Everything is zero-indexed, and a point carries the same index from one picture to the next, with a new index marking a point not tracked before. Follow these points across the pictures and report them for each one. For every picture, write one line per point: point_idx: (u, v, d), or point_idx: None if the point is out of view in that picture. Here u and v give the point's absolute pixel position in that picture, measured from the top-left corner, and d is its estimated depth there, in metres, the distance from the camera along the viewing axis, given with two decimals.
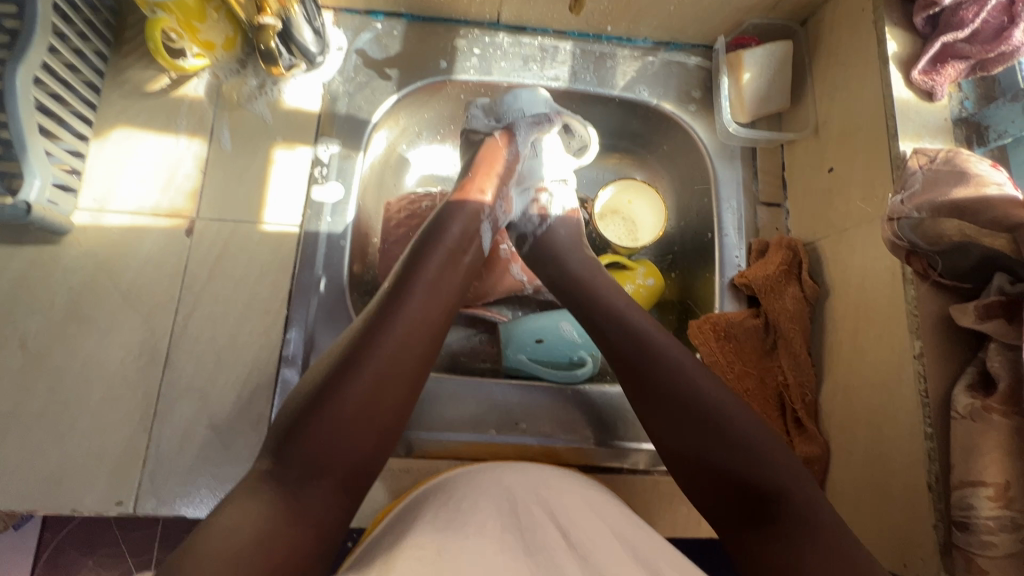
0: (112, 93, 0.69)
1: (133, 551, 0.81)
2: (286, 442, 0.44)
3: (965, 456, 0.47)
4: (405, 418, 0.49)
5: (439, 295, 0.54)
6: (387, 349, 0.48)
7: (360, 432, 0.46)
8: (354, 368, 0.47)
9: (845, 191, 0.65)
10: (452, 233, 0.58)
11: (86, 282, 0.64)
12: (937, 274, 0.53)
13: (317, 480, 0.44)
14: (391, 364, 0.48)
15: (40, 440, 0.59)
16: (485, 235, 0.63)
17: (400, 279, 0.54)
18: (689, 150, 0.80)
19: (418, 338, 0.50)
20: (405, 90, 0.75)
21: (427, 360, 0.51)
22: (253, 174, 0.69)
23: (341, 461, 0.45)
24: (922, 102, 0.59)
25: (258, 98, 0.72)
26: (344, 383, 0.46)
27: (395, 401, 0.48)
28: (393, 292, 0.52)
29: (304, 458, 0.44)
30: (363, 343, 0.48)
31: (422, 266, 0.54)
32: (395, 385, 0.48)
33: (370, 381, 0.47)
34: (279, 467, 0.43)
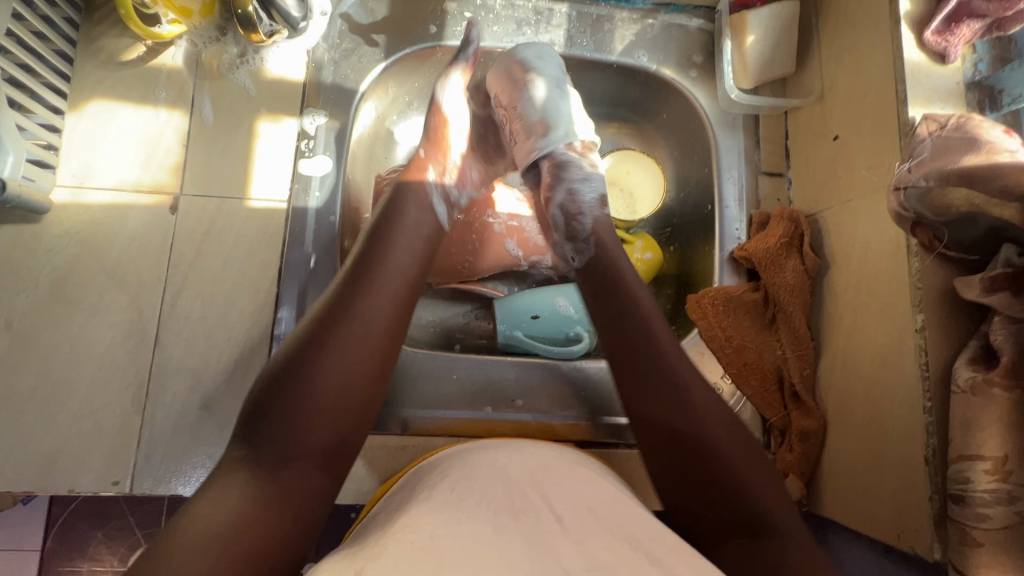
0: (87, 64, 0.66)
1: (142, 523, 0.82)
2: (254, 430, 0.44)
3: (964, 430, 0.47)
4: (376, 397, 0.49)
5: (404, 271, 0.52)
6: (355, 327, 0.47)
7: (329, 415, 0.45)
8: (321, 348, 0.46)
9: (850, 160, 0.62)
10: (414, 212, 0.56)
11: (69, 262, 0.62)
12: (943, 246, 0.51)
13: (290, 466, 0.44)
14: (358, 345, 0.47)
15: (32, 422, 0.59)
16: (439, 208, 0.59)
17: (363, 253, 0.52)
18: (689, 118, 0.77)
19: (383, 317, 0.49)
20: (394, 57, 0.72)
21: (393, 339, 0.50)
22: (237, 148, 0.67)
23: (314, 443, 0.45)
24: (935, 65, 0.56)
25: (239, 67, 0.68)
26: (311, 366, 0.45)
27: (364, 381, 0.47)
28: (355, 274, 0.50)
29: (279, 435, 0.44)
30: (330, 318, 0.47)
31: (387, 243, 0.52)
32: (364, 365, 0.47)
33: (338, 362, 0.46)
34: (251, 452, 0.43)
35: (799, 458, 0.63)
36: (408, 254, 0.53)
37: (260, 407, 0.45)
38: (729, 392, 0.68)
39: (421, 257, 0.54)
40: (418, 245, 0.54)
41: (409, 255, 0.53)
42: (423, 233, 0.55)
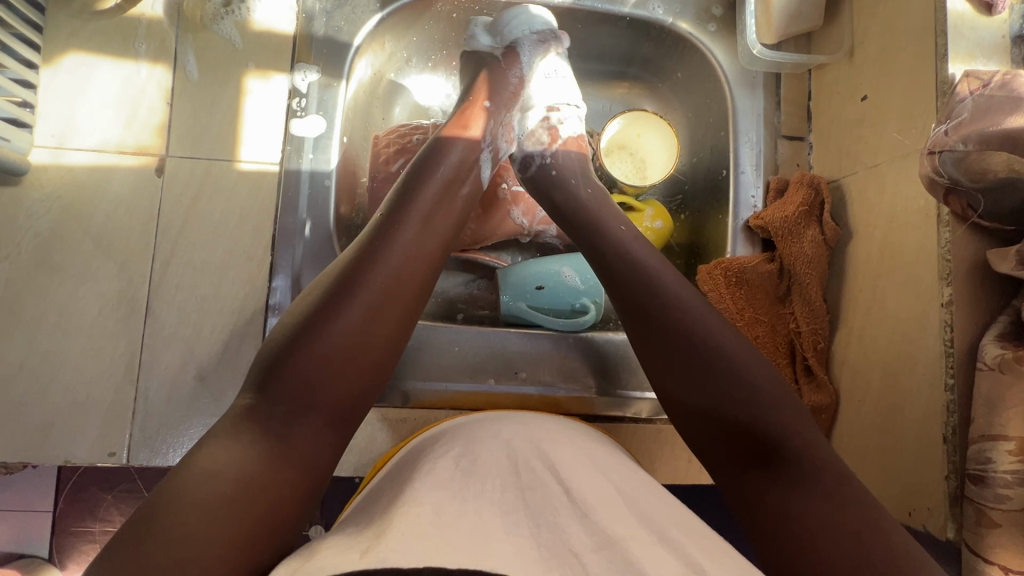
0: (60, 13, 0.62)
1: (150, 484, 0.81)
2: (268, 383, 0.42)
3: (987, 409, 0.45)
4: (396, 356, 0.47)
5: (433, 225, 0.50)
6: (382, 278, 0.45)
7: (353, 372, 0.44)
8: (347, 296, 0.44)
9: (879, 122, 0.58)
10: (448, 164, 0.54)
11: (53, 227, 0.59)
12: (977, 216, 0.48)
13: (305, 418, 0.42)
14: (383, 299, 0.45)
15: (24, 394, 0.57)
16: (484, 166, 0.59)
17: (391, 208, 0.50)
18: (706, 77, 0.72)
19: (411, 272, 0.47)
20: (391, 7, 0.68)
21: (422, 297, 0.48)
22: (225, 107, 0.63)
23: (330, 399, 0.43)
24: (979, 16, 0.51)
25: (224, 18, 0.64)
26: (332, 318, 0.43)
27: (388, 337, 0.46)
28: (383, 226, 0.48)
29: (292, 393, 0.42)
30: (355, 273, 0.45)
31: (415, 197, 0.50)
32: (389, 322, 0.46)
33: (361, 316, 0.44)
34: (264, 407, 0.42)
35: None
36: (434, 217, 0.51)
37: (274, 360, 0.43)
38: None
39: (448, 222, 0.52)
40: (450, 203, 0.53)
41: (437, 218, 0.51)
42: (452, 196, 0.53)
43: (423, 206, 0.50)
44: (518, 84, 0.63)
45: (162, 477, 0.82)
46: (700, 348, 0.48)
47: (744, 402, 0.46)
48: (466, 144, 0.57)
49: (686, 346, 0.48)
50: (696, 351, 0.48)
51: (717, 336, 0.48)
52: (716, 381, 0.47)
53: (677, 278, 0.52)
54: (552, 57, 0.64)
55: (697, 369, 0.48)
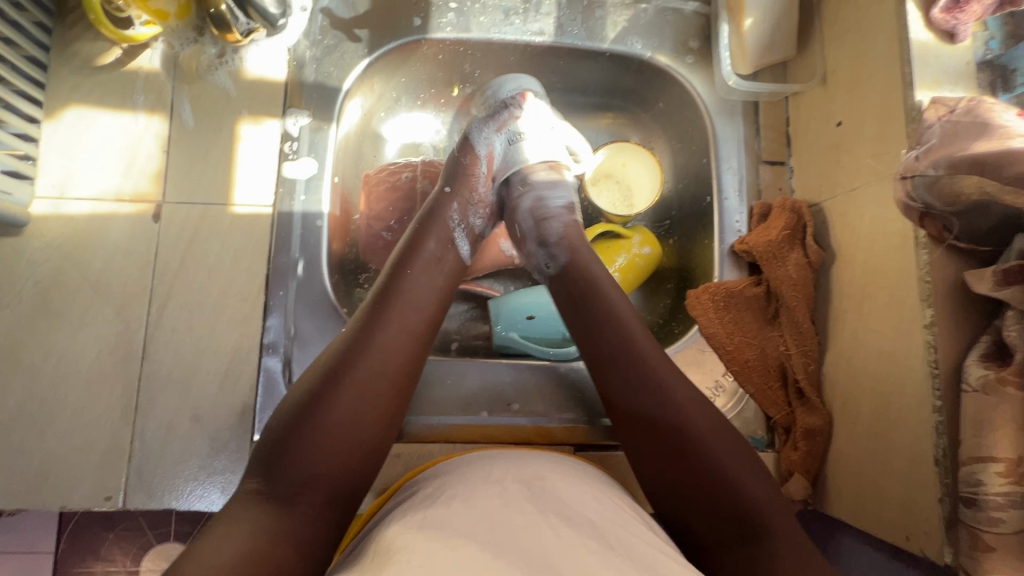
0: (62, 69, 0.64)
1: (152, 523, 0.81)
2: (271, 461, 0.44)
3: (975, 431, 0.45)
4: (385, 439, 0.49)
5: (422, 305, 0.53)
6: (371, 365, 0.48)
7: (346, 448, 0.46)
8: (341, 380, 0.47)
9: (853, 147, 0.60)
10: (430, 249, 0.57)
11: (53, 275, 0.61)
12: (953, 238, 0.49)
13: (303, 499, 0.44)
14: (373, 384, 0.48)
15: (22, 441, 0.58)
16: (462, 244, 0.61)
17: (382, 286, 0.53)
18: (687, 107, 0.74)
19: (400, 352, 0.50)
20: (378, 52, 0.69)
21: (410, 372, 0.50)
22: (219, 153, 0.65)
23: (326, 484, 0.45)
24: (942, 45, 0.53)
25: (218, 69, 0.66)
26: (324, 406, 0.46)
27: (378, 421, 0.48)
28: (377, 306, 0.51)
29: (291, 475, 0.44)
30: (350, 354, 0.48)
31: (405, 276, 0.54)
32: (382, 401, 0.48)
33: (354, 398, 0.47)
34: (265, 486, 0.44)
35: (804, 457, 0.61)
36: (424, 292, 0.53)
37: (272, 447, 0.45)
38: (731, 391, 0.66)
39: (437, 295, 0.55)
40: (439, 281, 0.55)
41: (428, 294, 0.54)
42: (442, 267, 0.56)
43: (412, 283, 0.53)
44: (487, 162, 0.65)
45: (164, 516, 0.82)
46: (665, 413, 0.51)
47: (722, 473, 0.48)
48: (447, 222, 0.60)
49: (656, 413, 0.51)
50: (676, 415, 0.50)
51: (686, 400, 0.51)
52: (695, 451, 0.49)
53: (652, 348, 0.54)
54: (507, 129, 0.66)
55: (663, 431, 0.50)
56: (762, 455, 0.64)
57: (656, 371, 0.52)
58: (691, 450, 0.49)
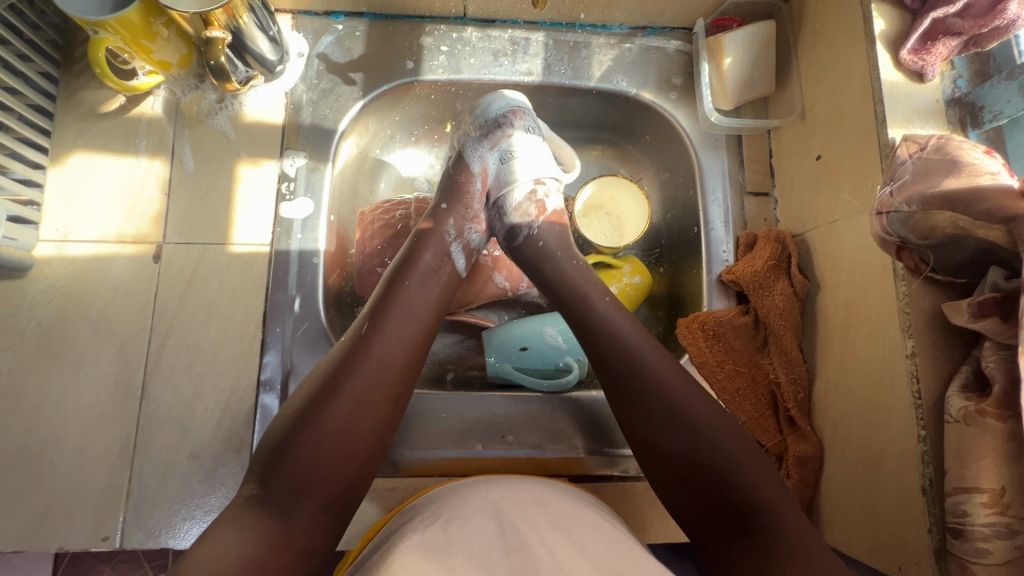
0: (67, 117, 0.67)
1: (149, 557, 0.80)
2: (269, 468, 0.45)
3: (958, 461, 0.46)
4: (383, 444, 0.49)
5: (419, 309, 0.54)
6: (367, 369, 0.48)
7: (343, 454, 0.46)
8: (338, 387, 0.47)
9: (833, 181, 0.62)
10: (428, 257, 0.57)
11: (55, 316, 0.62)
12: (929, 269, 0.51)
13: (302, 504, 0.44)
14: (369, 387, 0.48)
15: (21, 481, 0.59)
16: (457, 257, 0.60)
17: (381, 292, 0.54)
18: (673, 141, 0.76)
19: (396, 358, 0.50)
20: (372, 94, 0.72)
21: (407, 375, 0.51)
22: (218, 194, 0.67)
23: (324, 488, 0.45)
24: (912, 84, 0.55)
25: (218, 113, 0.69)
26: (320, 411, 0.46)
27: (376, 425, 0.48)
28: (374, 313, 0.52)
29: (289, 482, 0.44)
30: (348, 360, 0.49)
31: (403, 282, 0.54)
32: (379, 406, 0.49)
33: (350, 403, 0.47)
34: (263, 493, 0.44)
35: (797, 484, 0.62)
36: (420, 299, 0.54)
37: (270, 453, 0.46)
38: None
39: (434, 301, 0.55)
40: (436, 287, 0.56)
41: (425, 300, 0.54)
42: (439, 276, 0.57)
43: (410, 290, 0.54)
44: (482, 178, 0.65)
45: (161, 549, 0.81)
46: (653, 407, 0.51)
47: (721, 470, 0.48)
48: (443, 236, 0.60)
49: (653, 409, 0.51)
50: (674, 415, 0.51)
51: (681, 396, 0.51)
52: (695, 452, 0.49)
53: (643, 349, 0.54)
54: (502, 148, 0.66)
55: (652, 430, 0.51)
56: None
57: (648, 371, 0.53)
58: (691, 451, 0.49)
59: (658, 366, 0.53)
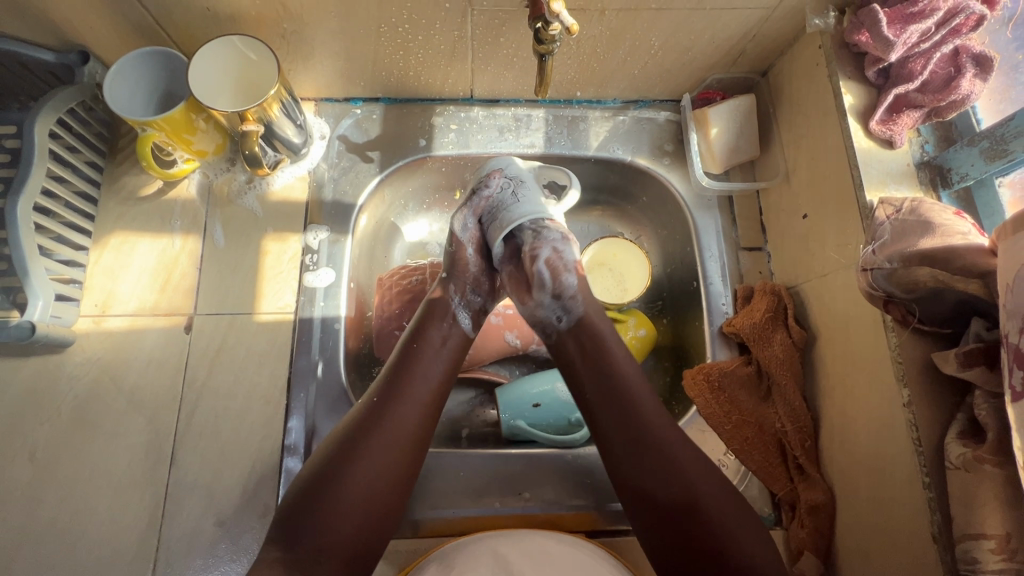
0: (110, 201, 0.73)
1: None
2: (293, 528, 0.49)
3: (964, 508, 0.47)
4: (402, 503, 0.54)
5: (431, 372, 0.59)
6: (390, 426, 0.54)
7: (364, 514, 0.51)
8: (359, 452, 0.52)
9: (819, 237, 0.66)
10: (442, 316, 0.64)
11: (91, 388, 0.66)
12: (917, 320, 0.53)
13: (326, 559, 0.48)
14: (392, 444, 0.53)
15: (52, 552, 0.60)
16: (463, 317, 0.66)
17: (395, 357, 0.60)
18: (668, 201, 0.82)
19: (414, 420, 0.56)
20: (388, 170, 0.78)
21: (426, 433, 0.56)
22: (246, 267, 0.72)
23: (350, 542, 0.50)
24: (884, 150, 0.61)
25: (247, 192, 0.74)
26: (346, 472, 0.51)
27: (393, 486, 0.53)
28: (389, 378, 0.58)
29: (314, 540, 0.48)
30: (365, 426, 0.54)
31: (415, 347, 0.60)
32: (397, 469, 0.54)
33: (370, 467, 0.52)
34: (285, 550, 0.48)
35: (811, 533, 0.63)
36: (429, 364, 0.59)
37: (297, 509, 0.50)
38: (735, 468, 0.68)
39: (442, 363, 0.60)
40: (445, 351, 0.61)
41: (435, 364, 0.60)
42: (447, 340, 0.62)
43: (421, 356, 0.60)
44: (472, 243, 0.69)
45: None
46: (654, 455, 0.54)
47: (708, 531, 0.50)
48: (450, 304, 0.65)
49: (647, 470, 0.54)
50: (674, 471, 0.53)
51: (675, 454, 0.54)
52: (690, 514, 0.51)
53: (642, 396, 0.57)
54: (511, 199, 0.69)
55: (647, 483, 0.53)
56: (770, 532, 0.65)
57: (651, 429, 0.55)
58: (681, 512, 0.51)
59: (649, 420, 0.56)
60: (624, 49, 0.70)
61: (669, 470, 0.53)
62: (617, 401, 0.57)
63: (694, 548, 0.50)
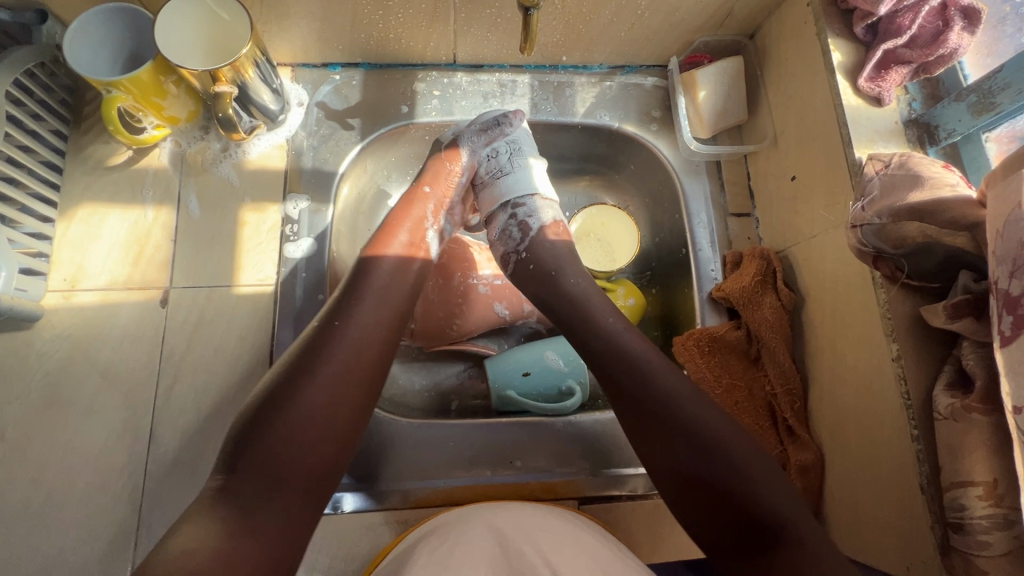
0: (76, 171, 0.69)
1: None
2: (237, 456, 0.46)
3: (952, 457, 0.48)
4: (362, 427, 0.52)
5: (390, 298, 0.57)
6: (340, 352, 0.52)
7: (319, 438, 0.48)
8: (310, 374, 0.50)
9: (808, 198, 0.66)
10: (397, 250, 0.61)
11: (62, 364, 0.63)
12: (906, 276, 0.54)
13: (274, 494, 0.45)
14: (342, 373, 0.51)
15: (27, 533, 0.58)
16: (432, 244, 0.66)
17: (351, 282, 0.57)
18: (656, 169, 0.81)
19: (371, 343, 0.54)
20: (370, 138, 0.75)
21: (380, 361, 0.54)
22: (223, 238, 0.69)
23: (300, 478, 0.47)
24: (872, 108, 0.60)
25: (222, 161, 0.72)
26: (298, 393, 0.49)
27: (350, 410, 0.51)
28: (341, 301, 0.56)
29: (261, 468, 0.46)
30: (316, 350, 0.51)
31: (372, 273, 0.58)
32: (355, 392, 0.51)
33: (322, 389, 0.49)
34: (230, 482, 0.45)
35: (801, 493, 0.63)
36: (389, 292, 0.57)
37: (242, 440, 0.47)
38: None
39: (402, 293, 0.59)
40: (406, 272, 0.60)
41: (393, 289, 0.58)
42: (410, 265, 0.61)
43: (378, 283, 0.57)
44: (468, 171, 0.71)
45: None
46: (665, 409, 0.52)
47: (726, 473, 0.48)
48: (420, 222, 0.65)
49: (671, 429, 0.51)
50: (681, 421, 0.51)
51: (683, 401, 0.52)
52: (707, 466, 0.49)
53: (653, 355, 0.56)
54: (496, 143, 0.71)
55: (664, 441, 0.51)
56: None
57: (678, 397, 0.52)
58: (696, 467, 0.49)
59: (656, 366, 0.55)
60: (610, 10, 0.68)
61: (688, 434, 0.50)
62: (617, 353, 0.56)
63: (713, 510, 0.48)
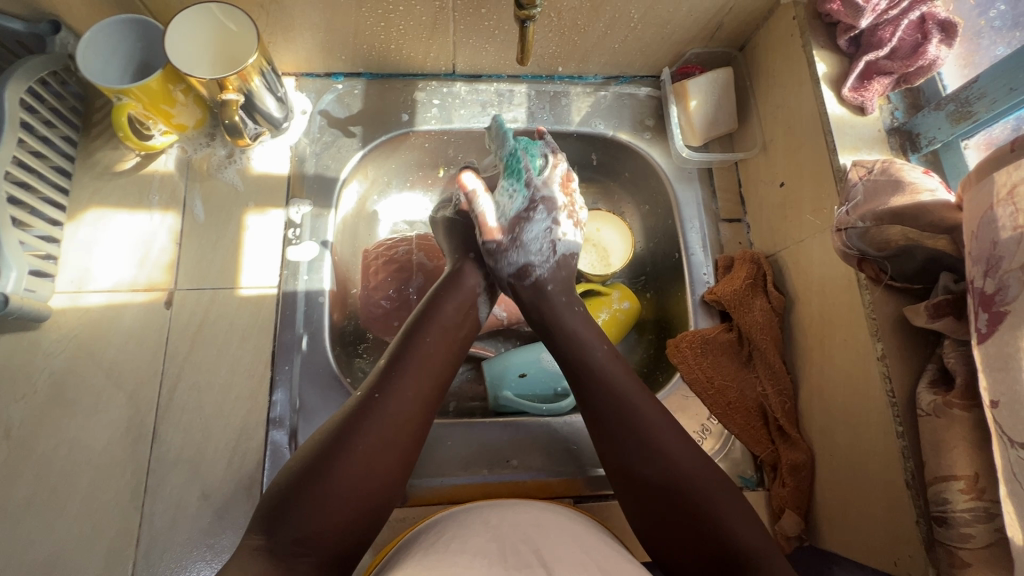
0: (84, 176, 0.71)
1: None
2: (272, 517, 0.45)
3: (935, 451, 0.49)
4: (394, 497, 0.51)
5: (434, 366, 0.56)
6: (381, 428, 0.50)
7: (352, 508, 0.47)
8: (349, 446, 0.49)
9: (796, 204, 0.68)
10: (446, 314, 0.60)
11: (68, 364, 0.64)
12: (889, 277, 0.55)
13: (306, 559, 0.44)
14: (383, 447, 0.50)
15: (30, 530, 0.59)
16: (483, 306, 0.66)
17: (398, 346, 0.57)
18: (649, 176, 0.83)
19: (413, 416, 0.53)
20: (371, 145, 0.77)
21: (418, 435, 0.53)
22: (227, 241, 0.71)
23: (330, 542, 0.46)
24: (856, 117, 0.63)
25: (227, 167, 0.74)
26: (336, 464, 0.48)
27: (387, 482, 0.50)
28: (388, 368, 0.55)
29: (297, 533, 0.45)
30: (358, 421, 0.50)
31: (419, 338, 0.57)
32: (393, 465, 0.51)
33: (362, 462, 0.49)
34: (268, 542, 0.44)
35: (792, 492, 0.64)
36: (432, 359, 0.56)
37: (280, 501, 0.46)
38: (717, 434, 0.69)
39: (445, 362, 0.58)
40: (453, 339, 0.59)
41: (437, 357, 0.57)
42: (459, 330, 0.60)
43: (422, 351, 0.56)
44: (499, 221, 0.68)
45: None
46: (629, 420, 0.55)
47: (684, 485, 0.52)
48: (475, 287, 0.64)
49: (638, 444, 0.54)
50: (651, 438, 0.54)
51: (649, 417, 0.55)
52: (677, 476, 0.52)
53: (623, 371, 0.59)
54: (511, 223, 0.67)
55: (635, 460, 0.54)
56: (753, 494, 0.66)
57: (637, 406, 0.56)
58: (666, 479, 0.52)
59: (632, 390, 0.57)
60: (605, 22, 0.71)
61: (652, 453, 0.53)
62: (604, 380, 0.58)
63: (675, 516, 0.51)
